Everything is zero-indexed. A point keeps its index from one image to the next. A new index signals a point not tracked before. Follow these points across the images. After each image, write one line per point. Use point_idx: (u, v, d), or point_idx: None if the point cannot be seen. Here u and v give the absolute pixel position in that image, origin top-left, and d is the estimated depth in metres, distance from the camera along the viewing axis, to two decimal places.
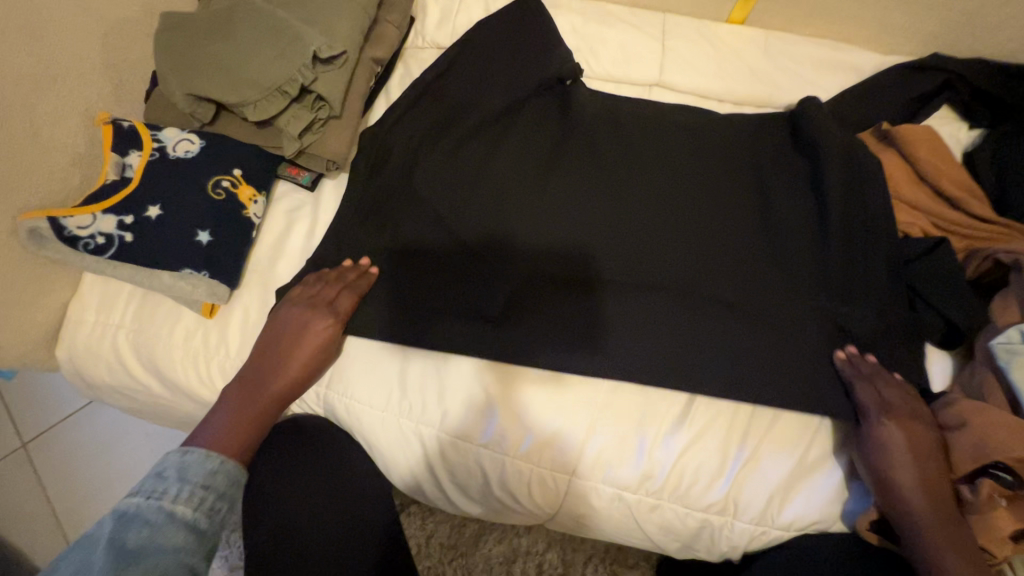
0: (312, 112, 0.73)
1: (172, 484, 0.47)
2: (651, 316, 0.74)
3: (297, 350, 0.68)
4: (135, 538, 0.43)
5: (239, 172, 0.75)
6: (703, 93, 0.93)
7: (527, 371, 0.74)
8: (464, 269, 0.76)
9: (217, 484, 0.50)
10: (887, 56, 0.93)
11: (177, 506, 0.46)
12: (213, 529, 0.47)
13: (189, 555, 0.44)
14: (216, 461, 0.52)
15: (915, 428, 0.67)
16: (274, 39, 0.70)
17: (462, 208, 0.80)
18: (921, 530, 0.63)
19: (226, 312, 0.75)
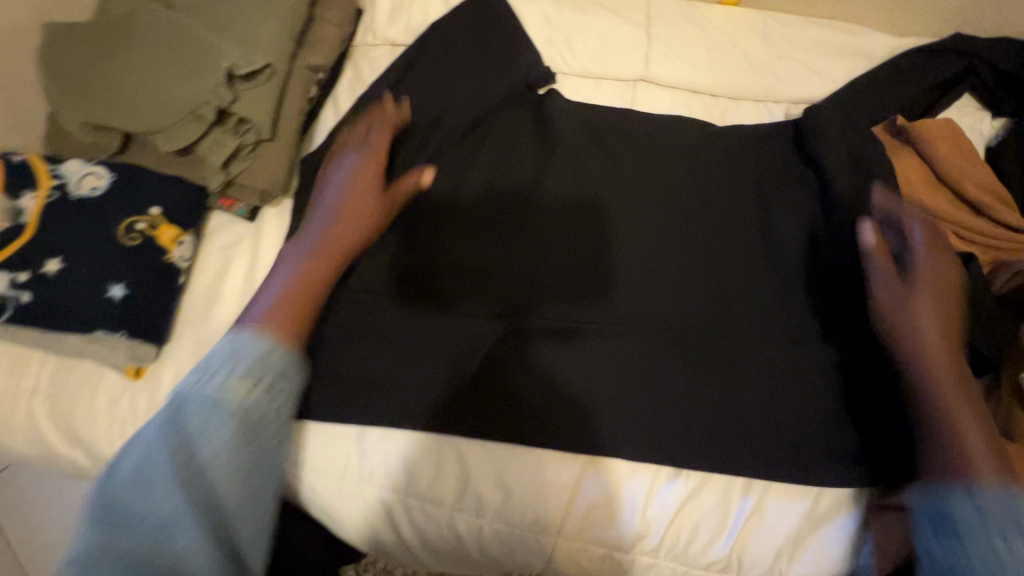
0: (236, 137, 0.62)
1: (228, 366, 0.43)
2: (667, 286, 0.71)
3: (353, 207, 0.65)
4: (186, 434, 0.40)
5: (158, 210, 0.64)
6: (695, 89, 0.82)
7: (539, 320, 0.69)
8: (489, 214, 0.73)
9: (263, 372, 0.44)
10: (902, 39, 0.82)
11: (224, 393, 0.41)
12: (261, 433, 0.42)
13: (244, 458, 0.41)
14: (269, 345, 0.46)
15: (948, 288, 0.62)
16: (181, 54, 0.58)
17: (446, 228, 0.72)
18: (944, 403, 0.56)
19: (155, 372, 0.66)
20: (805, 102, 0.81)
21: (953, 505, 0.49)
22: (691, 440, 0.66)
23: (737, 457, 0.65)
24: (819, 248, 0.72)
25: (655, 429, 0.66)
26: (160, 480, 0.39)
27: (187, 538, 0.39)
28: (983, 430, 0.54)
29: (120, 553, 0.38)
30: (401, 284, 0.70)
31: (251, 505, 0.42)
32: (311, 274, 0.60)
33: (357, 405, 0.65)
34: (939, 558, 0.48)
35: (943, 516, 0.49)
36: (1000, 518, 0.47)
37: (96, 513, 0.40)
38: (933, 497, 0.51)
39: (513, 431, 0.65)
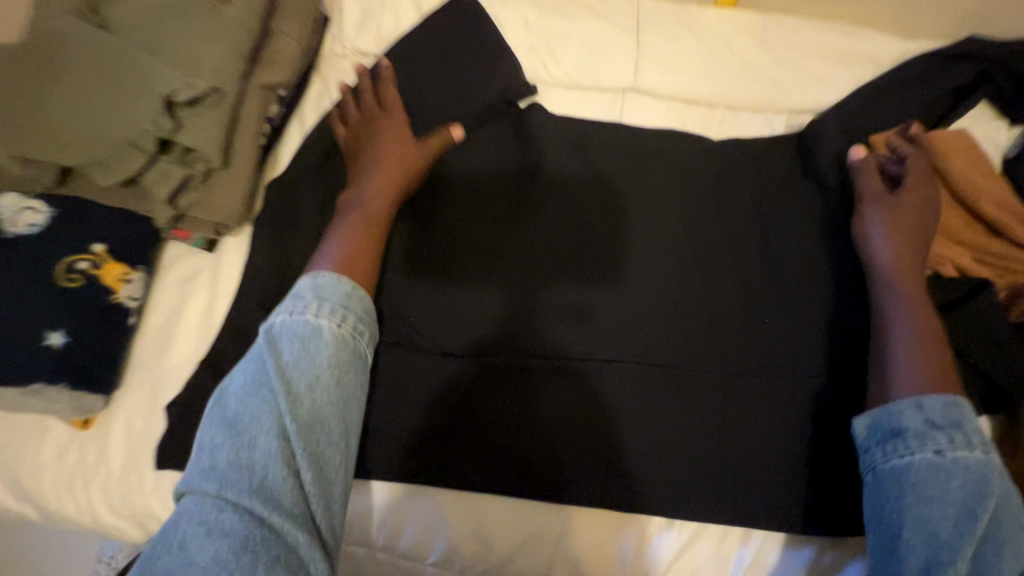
0: (183, 168, 0.57)
1: (313, 302, 0.52)
2: (667, 307, 0.65)
3: (393, 163, 0.64)
4: (294, 359, 0.50)
5: (102, 246, 0.59)
6: (688, 99, 0.76)
7: (553, 305, 0.65)
8: (503, 195, 0.68)
9: (353, 305, 0.54)
10: (912, 43, 0.75)
11: (320, 321, 0.52)
12: (359, 349, 0.53)
13: (338, 375, 0.51)
14: (348, 284, 0.55)
15: (912, 218, 0.63)
16: (115, 79, 0.52)
17: (461, 210, 0.68)
18: (894, 327, 0.58)
19: (105, 420, 0.61)
20: (807, 111, 0.75)
21: (902, 418, 0.53)
22: (684, 488, 0.61)
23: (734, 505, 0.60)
24: (822, 273, 0.66)
25: (644, 474, 0.61)
26: (276, 396, 0.48)
27: (314, 437, 0.48)
28: (923, 351, 0.56)
29: (256, 456, 0.46)
30: (415, 263, 0.67)
31: (345, 417, 0.51)
32: (357, 233, 0.61)
33: None
34: (887, 470, 0.52)
35: (894, 433, 0.53)
36: (942, 425, 0.52)
37: (226, 430, 0.47)
38: (875, 414, 0.54)
39: (529, 424, 0.62)
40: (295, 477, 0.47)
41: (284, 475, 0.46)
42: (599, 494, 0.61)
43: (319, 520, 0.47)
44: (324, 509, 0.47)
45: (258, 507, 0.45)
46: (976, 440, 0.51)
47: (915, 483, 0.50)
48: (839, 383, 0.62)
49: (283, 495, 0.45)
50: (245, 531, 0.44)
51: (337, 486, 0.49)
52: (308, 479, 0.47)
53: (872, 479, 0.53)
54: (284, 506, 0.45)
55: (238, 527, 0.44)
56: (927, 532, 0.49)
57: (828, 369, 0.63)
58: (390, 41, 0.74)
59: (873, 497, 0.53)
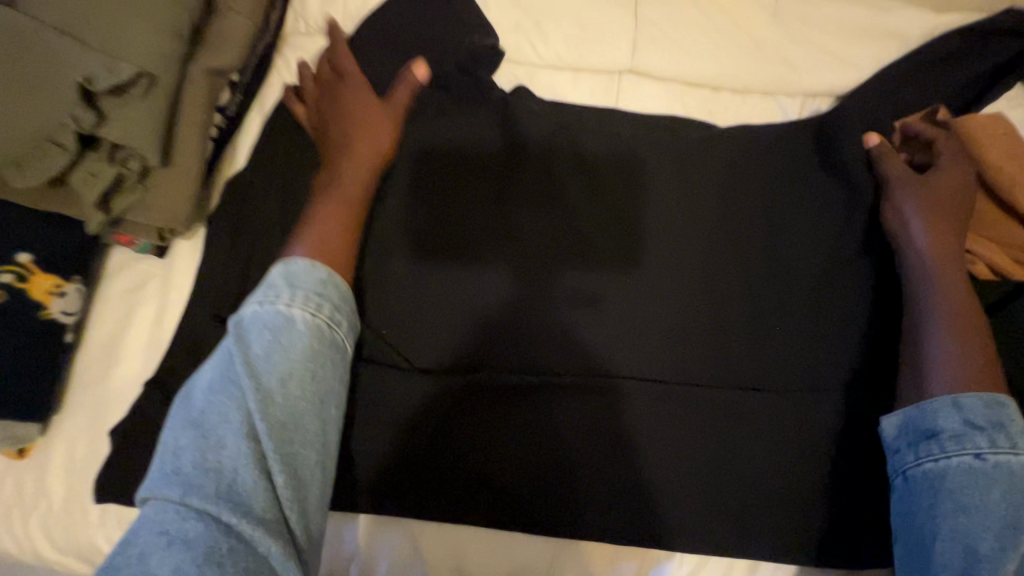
0: (114, 166, 0.50)
1: (284, 290, 0.45)
2: (671, 314, 0.59)
3: (362, 133, 0.57)
4: (264, 352, 0.43)
5: (28, 257, 0.51)
6: (691, 81, 0.68)
7: (558, 290, 0.59)
8: (501, 168, 0.61)
9: (329, 292, 0.46)
10: (941, 16, 0.68)
11: (292, 311, 0.44)
12: (339, 340, 0.46)
13: (313, 369, 0.43)
14: (324, 270, 0.48)
15: (943, 196, 0.57)
16: (25, 64, 0.45)
17: (454, 185, 0.60)
18: (927, 319, 0.52)
19: (44, 449, 0.55)
20: (823, 94, 0.68)
21: (937, 418, 0.47)
22: (687, 517, 0.55)
23: (741, 537, 0.55)
24: (844, 277, 0.59)
25: (640, 502, 0.56)
26: (243, 391, 0.41)
27: (288, 436, 0.41)
28: (958, 344, 0.50)
29: (223, 458, 0.39)
30: (415, 245, 0.59)
31: (323, 415, 0.44)
32: (335, 217, 0.54)
33: None
34: (919, 474, 0.46)
35: (927, 434, 0.47)
36: (982, 425, 0.45)
37: (190, 429, 0.40)
38: (905, 412, 0.48)
39: (535, 415, 0.57)
40: (267, 479, 0.40)
41: (254, 478, 0.39)
42: (588, 524, 0.55)
43: (295, 526, 0.40)
44: (301, 515, 0.41)
45: (224, 512, 0.38)
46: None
47: (951, 490, 0.45)
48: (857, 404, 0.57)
49: (254, 499, 0.39)
50: (210, 540, 0.37)
51: (317, 491, 0.42)
52: (280, 482, 0.40)
53: (901, 484, 0.48)
54: (255, 513, 0.38)
55: (203, 537, 0.37)
56: (966, 547, 0.43)
57: (845, 388, 0.57)
58: (357, 17, 0.65)
59: (901, 504, 0.47)
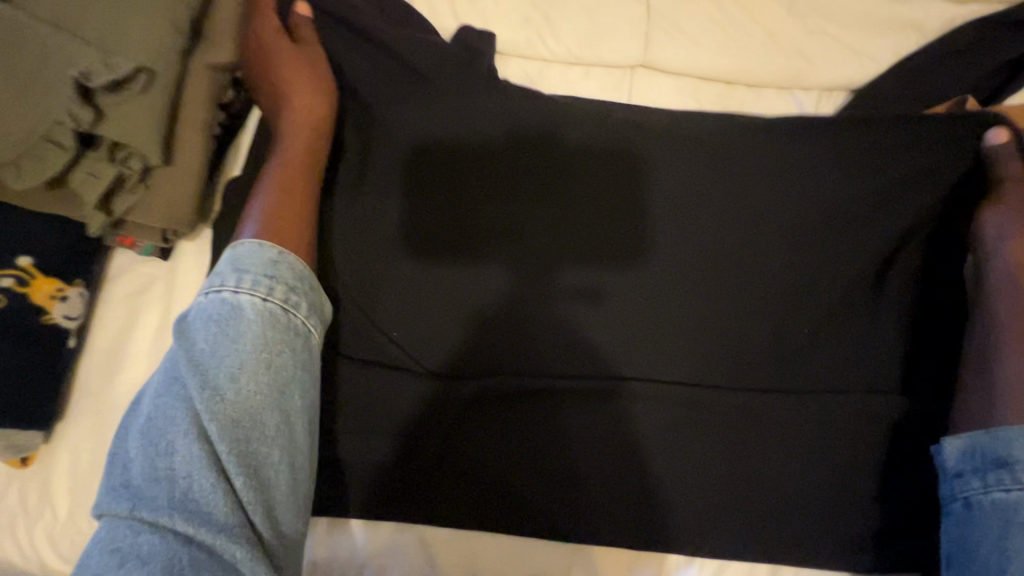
0: (115, 166, 0.48)
1: (230, 277, 0.44)
2: (687, 314, 0.57)
3: (306, 100, 0.57)
4: (211, 346, 0.42)
5: (29, 260, 0.51)
6: (706, 75, 0.66)
7: (563, 288, 0.57)
8: (511, 165, 0.59)
9: (280, 274, 0.45)
10: (962, 5, 0.66)
11: (237, 298, 0.43)
12: (297, 325, 0.45)
13: (267, 359, 0.42)
14: (274, 250, 0.46)
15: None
16: (19, 62, 0.44)
17: (463, 184, 0.58)
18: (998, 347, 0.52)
19: (49, 457, 0.54)
20: (839, 88, 0.67)
21: (1010, 446, 0.47)
22: (706, 522, 0.54)
23: (760, 540, 0.54)
24: (867, 275, 0.57)
25: (655, 508, 0.55)
26: (190, 391, 0.41)
27: (244, 434, 0.41)
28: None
29: (176, 463, 0.39)
30: (417, 238, 0.58)
31: (285, 407, 0.43)
32: (286, 201, 0.54)
33: None
34: (985, 504, 0.47)
35: (1000, 462, 0.47)
36: None
37: (142, 436, 0.41)
38: (972, 437, 0.48)
39: (549, 421, 0.56)
40: (223, 481, 0.39)
41: (209, 482, 0.39)
42: (598, 529, 0.54)
43: (260, 527, 0.40)
44: (267, 515, 0.41)
45: (179, 522, 0.38)
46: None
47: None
48: (876, 406, 0.55)
49: (212, 505, 0.39)
50: (168, 552, 0.37)
51: (284, 489, 0.42)
52: (239, 485, 0.40)
53: (961, 510, 0.48)
54: (214, 520, 0.39)
55: (160, 550, 0.37)
56: None
57: (864, 390, 0.56)
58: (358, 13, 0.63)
59: (962, 528, 0.48)
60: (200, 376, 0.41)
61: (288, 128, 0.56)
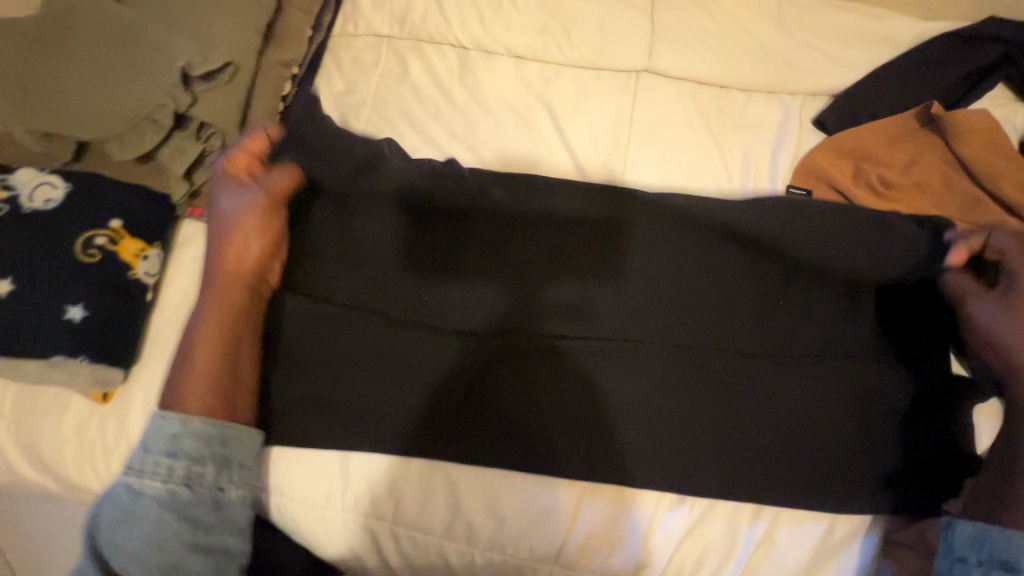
0: (200, 143, 0.58)
1: (137, 457, 0.52)
2: (677, 297, 0.64)
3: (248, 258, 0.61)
4: (118, 528, 0.51)
5: (119, 223, 0.59)
6: (703, 79, 0.75)
7: (548, 304, 0.64)
8: (500, 207, 0.65)
9: (182, 447, 0.53)
10: (928, 24, 0.75)
11: (142, 480, 0.52)
12: (203, 490, 0.53)
13: (166, 535, 0.51)
14: (175, 423, 0.53)
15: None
16: (134, 53, 0.54)
17: (455, 234, 0.65)
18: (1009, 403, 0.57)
19: (124, 396, 0.61)
20: (821, 93, 0.75)
21: (1017, 554, 0.52)
22: (700, 467, 0.61)
23: (749, 485, 0.61)
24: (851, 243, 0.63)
25: (652, 454, 0.61)
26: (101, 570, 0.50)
27: None
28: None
29: None
30: (411, 266, 0.64)
31: (201, 557, 0.51)
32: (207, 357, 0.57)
33: (344, 424, 0.61)
34: None
35: (1006, 565, 0.52)
36: None
37: None
38: (984, 529, 0.53)
39: (549, 388, 0.62)
40: None
41: None
42: (566, 467, 0.61)
43: None
44: None
45: None
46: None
47: None
48: (855, 373, 0.62)
49: None
50: None
51: None
52: None
53: None
54: None
55: None
56: None
57: (843, 356, 0.63)
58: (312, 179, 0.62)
59: None
60: (111, 552, 0.50)
61: (228, 279, 0.60)
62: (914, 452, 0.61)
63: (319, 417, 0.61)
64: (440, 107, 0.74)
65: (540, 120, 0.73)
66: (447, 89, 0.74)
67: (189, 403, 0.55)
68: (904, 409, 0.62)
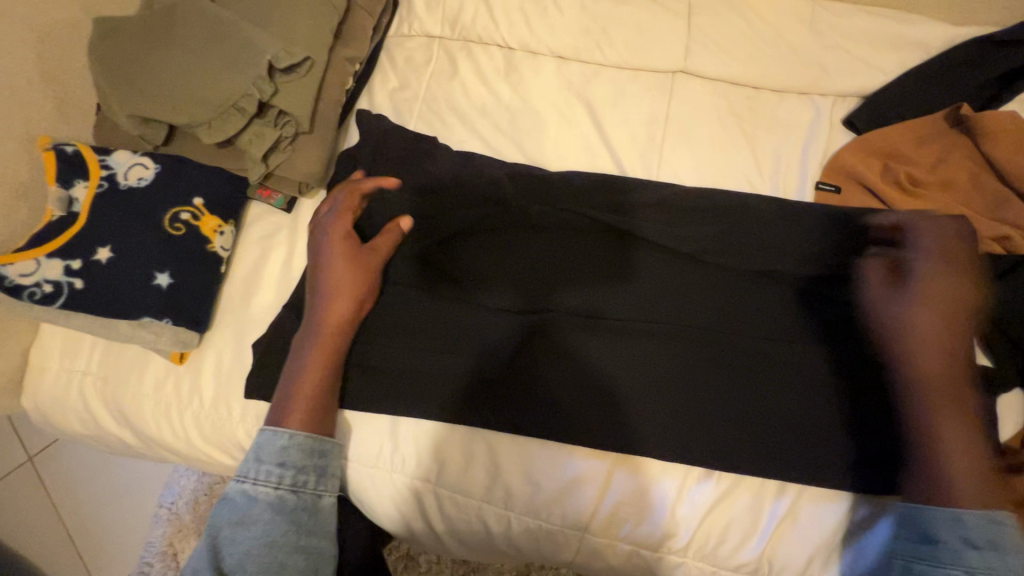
0: (276, 130, 0.65)
1: (251, 466, 0.56)
2: (684, 291, 0.68)
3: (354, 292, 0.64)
4: (232, 533, 0.53)
5: (201, 201, 0.66)
6: (736, 80, 0.79)
7: (561, 298, 0.68)
8: (513, 214, 0.69)
9: (292, 457, 0.57)
10: (959, 30, 0.78)
11: (257, 487, 0.55)
12: (307, 496, 0.57)
13: (275, 538, 0.53)
14: (287, 435, 0.58)
15: (967, 292, 0.59)
16: (223, 47, 0.62)
17: (470, 226, 0.70)
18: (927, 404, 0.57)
19: (197, 357, 0.67)
20: (851, 95, 0.79)
21: (935, 526, 0.52)
22: (725, 446, 0.63)
23: (775, 469, 0.62)
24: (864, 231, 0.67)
25: (655, 432, 0.64)
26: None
27: None
28: (965, 434, 0.55)
29: None
30: (429, 268, 0.69)
31: (303, 559, 0.54)
32: (308, 380, 0.61)
33: (392, 393, 0.66)
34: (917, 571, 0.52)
35: (925, 538, 0.53)
36: (982, 545, 0.51)
37: None
38: (913, 506, 0.55)
39: (559, 373, 0.66)
40: None
41: None
42: (575, 433, 0.64)
43: None
44: None
45: None
46: (1016, 564, 0.50)
47: None
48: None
49: None
50: None
51: None
52: None
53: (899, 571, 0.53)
54: None
55: None
56: None
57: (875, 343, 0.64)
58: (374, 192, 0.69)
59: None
60: (222, 556, 0.52)
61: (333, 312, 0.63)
62: None
63: (371, 385, 0.66)
64: (486, 103, 0.79)
65: (579, 116, 0.78)
66: (493, 86, 0.80)
67: (292, 422, 0.59)
68: None
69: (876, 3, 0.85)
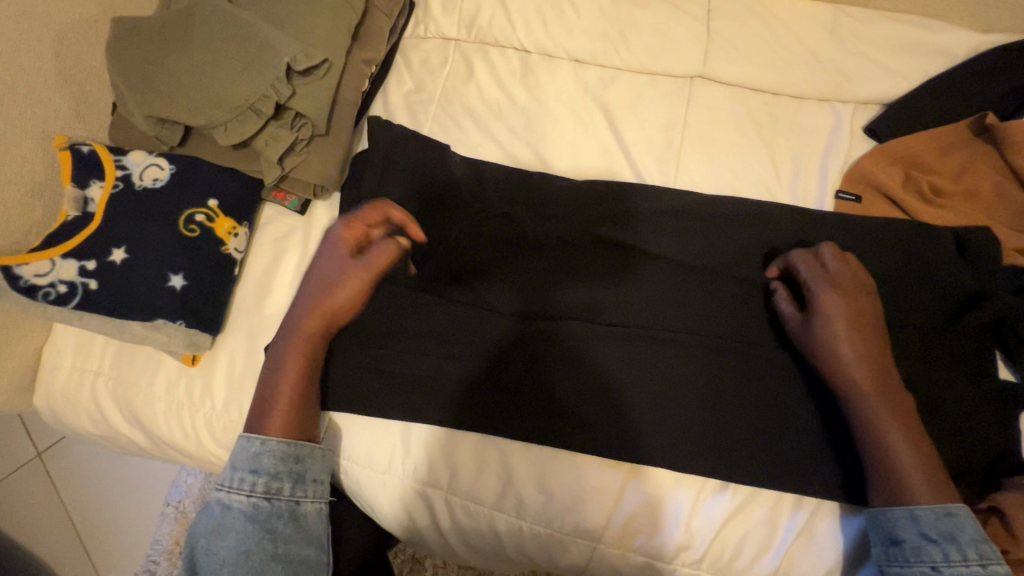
0: (293, 132, 0.65)
1: (225, 475, 0.58)
2: (692, 299, 0.67)
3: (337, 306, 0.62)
4: (209, 542, 0.55)
5: (216, 202, 0.66)
6: (754, 86, 0.78)
7: (566, 303, 0.67)
8: (522, 219, 0.69)
9: (261, 465, 0.58)
10: (985, 37, 0.76)
11: (231, 496, 0.57)
12: (281, 503, 0.57)
13: (247, 545, 0.54)
14: (258, 442, 0.59)
15: (871, 300, 0.61)
16: (241, 49, 0.61)
17: (480, 230, 0.69)
18: (874, 421, 0.57)
19: (209, 360, 0.67)
20: (873, 102, 0.77)
21: (898, 527, 0.55)
22: (739, 459, 0.63)
23: (792, 482, 0.62)
24: (882, 241, 0.67)
25: (662, 441, 0.63)
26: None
27: None
28: (908, 433, 0.56)
29: None
30: (435, 272, 0.68)
31: (280, 564, 0.54)
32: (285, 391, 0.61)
33: (404, 399, 0.66)
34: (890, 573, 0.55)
35: (891, 540, 0.56)
36: (937, 538, 0.53)
37: None
38: (874, 511, 0.57)
39: (558, 380, 0.65)
40: None
41: None
42: (581, 442, 0.64)
43: None
44: None
45: None
46: (971, 553, 0.53)
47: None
48: (914, 373, 0.63)
49: None
50: None
51: None
52: None
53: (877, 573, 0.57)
54: None
55: None
56: None
57: (898, 356, 0.64)
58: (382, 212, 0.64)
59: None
60: (204, 563, 0.54)
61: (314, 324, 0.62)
62: (968, 458, 0.61)
63: (383, 390, 0.66)
64: (502, 107, 0.78)
65: (596, 122, 0.77)
66: (509, 89, 0.79)
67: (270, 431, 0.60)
68: (957, 408, 0.62)
69: (899, 8, 0.83)
